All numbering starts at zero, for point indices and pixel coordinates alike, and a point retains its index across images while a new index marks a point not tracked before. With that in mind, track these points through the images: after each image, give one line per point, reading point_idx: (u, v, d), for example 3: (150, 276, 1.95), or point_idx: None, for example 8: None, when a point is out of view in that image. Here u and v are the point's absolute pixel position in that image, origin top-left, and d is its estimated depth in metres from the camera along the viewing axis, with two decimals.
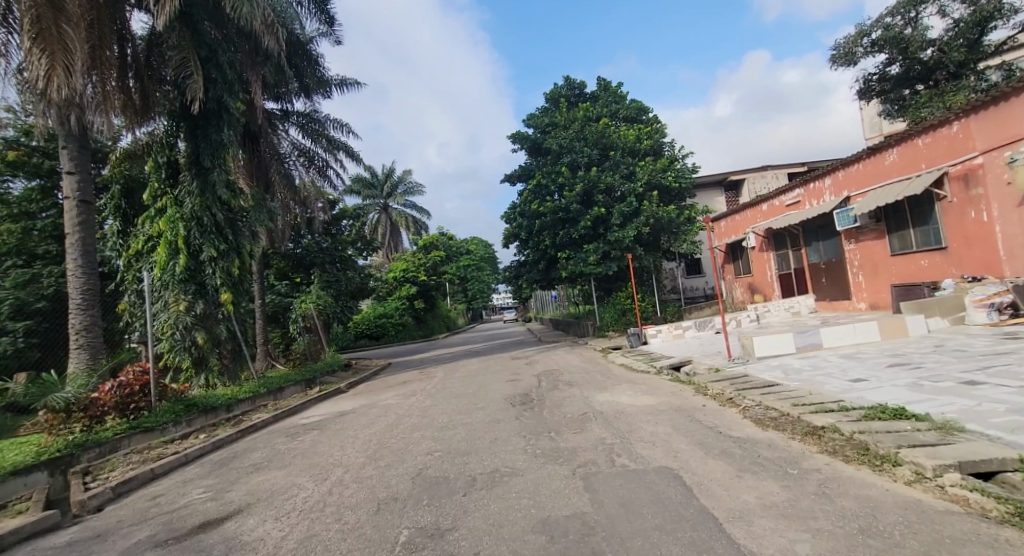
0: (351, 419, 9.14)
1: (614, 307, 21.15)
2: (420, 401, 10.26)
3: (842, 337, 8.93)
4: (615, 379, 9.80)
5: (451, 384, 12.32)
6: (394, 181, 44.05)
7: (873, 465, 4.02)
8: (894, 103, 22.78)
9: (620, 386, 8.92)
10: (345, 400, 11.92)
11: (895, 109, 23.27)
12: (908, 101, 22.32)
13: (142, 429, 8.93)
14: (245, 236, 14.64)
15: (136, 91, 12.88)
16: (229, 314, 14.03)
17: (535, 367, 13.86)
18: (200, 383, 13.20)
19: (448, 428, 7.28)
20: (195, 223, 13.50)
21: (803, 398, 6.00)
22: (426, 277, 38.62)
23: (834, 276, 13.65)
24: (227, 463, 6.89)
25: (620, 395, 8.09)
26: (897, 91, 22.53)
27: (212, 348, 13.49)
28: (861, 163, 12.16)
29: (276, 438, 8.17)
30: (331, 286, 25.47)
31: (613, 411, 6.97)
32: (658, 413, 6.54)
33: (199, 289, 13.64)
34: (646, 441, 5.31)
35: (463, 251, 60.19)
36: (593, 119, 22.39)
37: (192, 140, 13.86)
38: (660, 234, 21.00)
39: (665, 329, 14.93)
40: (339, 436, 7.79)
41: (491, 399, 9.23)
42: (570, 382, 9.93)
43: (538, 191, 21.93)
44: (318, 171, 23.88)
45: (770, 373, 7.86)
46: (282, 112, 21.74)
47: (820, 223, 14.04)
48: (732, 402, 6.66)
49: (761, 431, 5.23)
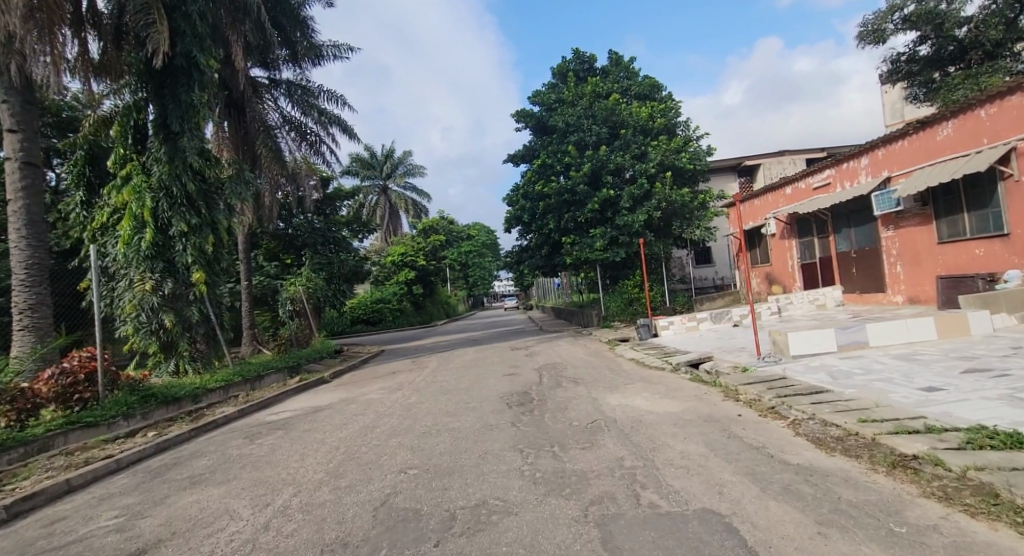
0: (326, 417, 7.98)
1: (621, 296, 19.96)
2: (405, 397, 9.09)
3: (891, 335, 7.69)
4: (626, 377, 8.59)
5: (443, 377, 11.12)
6: (394, 162, 42.69)
7: (1016, 524, 2.80)
8: (922, 86, 21.36)
9: (633, 386, 7.70)
10: (324, 392, 10.75)
11: (923, 92, 21.82)
12: (938, 83, 20.86)
13: (82, 424, 7.80)
14: (220, 211, 13.54)
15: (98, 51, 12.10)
16: (202, 295, 12.90)
17: (535, 359, 12.70)
18: (168, 370, 12.29)
19: (429, 436, 6.09)
20: (164, 194, 12.46)
21: (871, 412, 4.74)
22: (426, 262, 37.37)
23: (866, 266, 12.40)
24: (163, 473, 5.75)
25: (635, 398, 6.86)
26: (926, 73, 21.08)
27: (183, 331, 12.48)
28: (905, 139, 10.89)
29: (233, 440, 7.03)
30: (323, 269, 24.25)
31: (629, 420, 5.74)
32: (686, 425, 5.32)
33: (168, 267, 12.63)
34: (677, 467, 4.10)
35: (464, 236, 58.89)
36: (603, 95, 21.03)
37: (158, 103, 12.66)
38: (672, 219, 19.78)
39: (677, 320, 13.75)
40: (302, 440, 6.62)
41: (485, 397, 8.05)
42: (576, 379, 8.75)
43: (543, 170, 20.66)
44: (310, 146, 22.20)
45: (813, 375, 6.61)
46: (269, 81, 20.53)
47: (853, 207, 12.76)
48: (774, 412, 5.40)
49: (828, 459, 3.98)
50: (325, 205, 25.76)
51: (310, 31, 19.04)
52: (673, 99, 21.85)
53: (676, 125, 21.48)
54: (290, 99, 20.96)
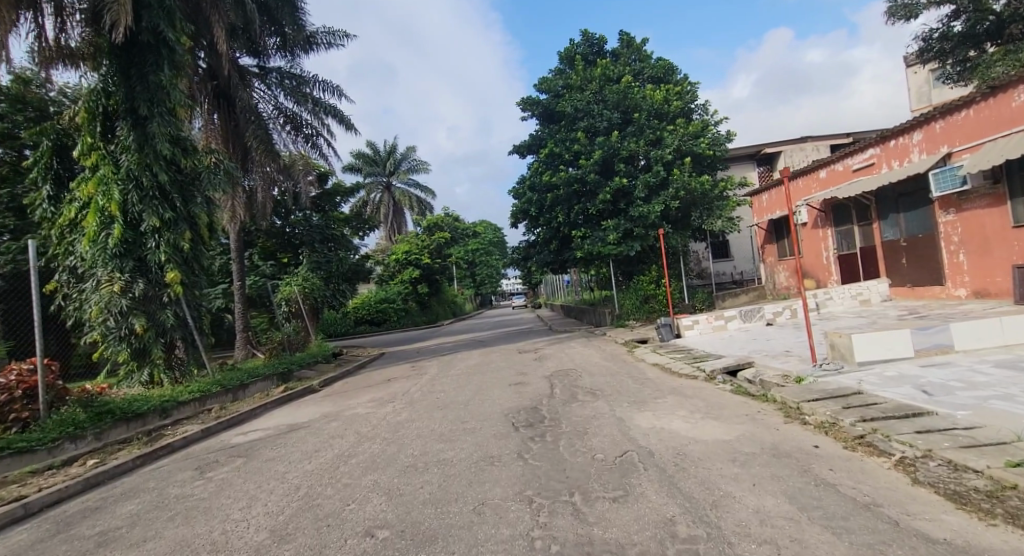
0: (299, 439, 6.71)
1: (636, 293, 18.59)
2: (396, 412, 7.84)
3: (981, 337, 6.36)
4: (654, 388, 7.29)
5: (442, 386, 9.85)
6: (396, 158, 41.46)
7: None
8: (957, 65, 19.70)
9: (666, 401, 6.39)
10: (307, 404, 9.49)
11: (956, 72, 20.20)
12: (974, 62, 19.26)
13: (11, 452, 6.56)
14: (197, 204, 12.34)
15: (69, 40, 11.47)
16: (177, 297, 11.64)
17: (546, 364, 11.39)
18: (141, 380, 11.08)
19: (412, 472, 4.79)
20: (133, 185, 11.27)
21: (1018, 451, 3.41)
22: (430, 260, 36.19)
23: (920, 257, 11.17)
24: (76, 525, 4.52)
25: (670, 418, 5.55)
26: (961, 51, 19.52)
27: (156, 337, 11.30)
28: (970, 108, 9.82)
29: (180, 473, 5.75)
30: (321, 268, 22.96)
31: (671, 451, 4.45)
32: (748, 462, 4.02)
33: (139, 266, 11.42)
34: (762, 542, 2.80)
35: (470, 234, 57.71)
36: (615, 78, 19.63)
37: (124, 85, 11.40)
38: (691, 209, 18.39)
39: (702, 319, 12.41)
40: (260, 474, 5.34)
41: (486, 414, 6.77)
42: (594, 391, 7.45)
43: (550, 160, 19.33)
44: (307, 141, 20.99)
45: (896, 388, 5.26)
46: (258, 68, 19.33)
47: (902, 189, 11.56)
48: (864, 444, 4.06)
49: (990, 534, 2.68)
50: (323, 200, 24.44)
51: (301, 13, 17.91)
52: (688, 83, 20.49)
53: (691, 109, 20.14)
54: (282, 88, 19.70)
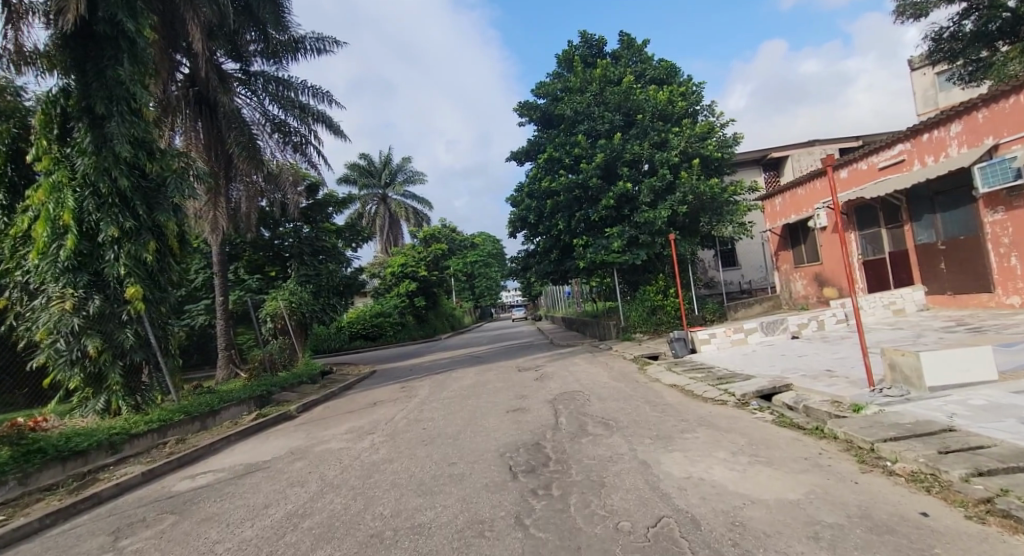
0: (251, 486, 5.51)
1: (643, 304, 17.46)
2: (374, 448, 6.65)
3: None
4: (678, 418, 6.14)
5: (431, 413, 8.67)
6: (392, 169, 40.57)
7: None
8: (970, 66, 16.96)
9: (695, 438, 5.25)
10: (278, 436, 8.27)
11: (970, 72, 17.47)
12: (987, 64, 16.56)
13: None
14: (164, 211, 10.98)
15: (17, 37, 10.24)
16: (139, 315, 10.38)
17: (548, 384, 10.24)
18: (96, 408, 9.92)
19: (375, 547, 3.60)
20: (90, 191, 10.07)
21: None
22: (427, 272, 35.01)
23: (961, 260, 10.24)
24: None
25: (709, 463, 4.41)
26: (973, 51, 16.76)
27: (114, 360, 10.09)
28: (1020, 93, 8.94)
29: (92, 538, 4.55)
30: (311, 281, 21.73)
31: (724, 518, 3.31)
32: (838, 540, 2.90)
33: (96, 281, 10.23)
34: None
35: (469, 247, 56.85)
36: (616, 80, 18.64)
37: (79, 83, 10.24)
38: (699, 215, 17.30)
39: (720, 332, 11.28)
40: (187, 542, 4.16)
41: (479, 453, 5.62)
42: (606, 422, 6.33)
43: (550, 165, 18.29)
44: (296, 150, 19.97)
45: (996, 423, 4.18)
46: (241, 74, 18.48)
47: (938, 187, 10.62)
48: (997, 513, 3.01)
49: None
50: (314, 212, 23.02)
51: (284, 12, 16.92)
52: (692, 84, 19.51)
53: (696, 111, 19.17)
54: (266, 94, 18.67)
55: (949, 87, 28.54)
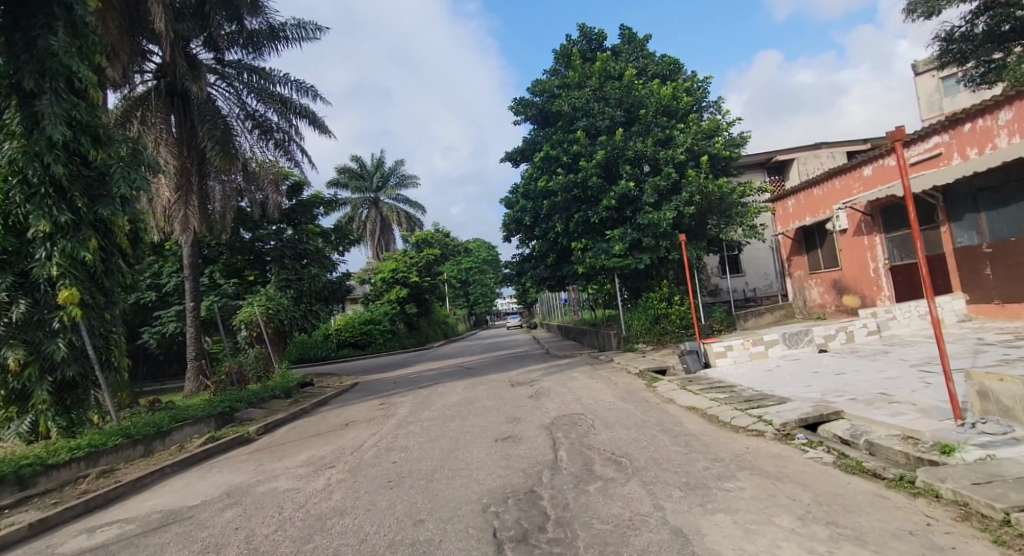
0: (155, 550, 4.19)
1: (646, 311, 16.18)
2: (326, 491, 5.29)
3: None
4: (709, 458, 4.85)
5: (406, 441, 7.33)
6: (384, 172, 39.40)
7: None
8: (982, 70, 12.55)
9: (741, 491, 3.94)
10: (221, 469, 6.89)
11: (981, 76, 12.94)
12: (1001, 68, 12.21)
13: None
14: (107, 204, 9.43)
15: None
16: (73, 323, 8.97)
17: (544, 404, 8.92)
18: (20, 431, 8.56)
19: None
20: (17, 179, 8.70)
21: None
22: (419, 279, 33.52)
23: (1013, 265, 9.10)
24: None
25: (777, 539, 3.11)
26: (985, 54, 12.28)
27: (42, 375, 8.76)
28: None
29: None
30: (291, 286, 20.29)
31: None
32: None
33: (23, 283, 8.88)
34: None
35: (462, 253, 55.54)
36: (617, 74, 17.42)
37: (7, 53, 8.88)
38: (705, 216, 16.11)
39: (737, 344, 10.05)
40: None
41: (455, 506, 4.31)
42: (618, 461, 5.03)
43: (547, 164, 17.07)
44: (278, 147, 18.47)
45: None
46: (215, 63, 17.13)
47: (983, 182, 9.55)
48: None
49: None
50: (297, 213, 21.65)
51: None
52: (696, 80, 18.34)
53: (702, 109, 17.99)
54: (244, 86, 17.30)
55: (955, 92, 27.58)
